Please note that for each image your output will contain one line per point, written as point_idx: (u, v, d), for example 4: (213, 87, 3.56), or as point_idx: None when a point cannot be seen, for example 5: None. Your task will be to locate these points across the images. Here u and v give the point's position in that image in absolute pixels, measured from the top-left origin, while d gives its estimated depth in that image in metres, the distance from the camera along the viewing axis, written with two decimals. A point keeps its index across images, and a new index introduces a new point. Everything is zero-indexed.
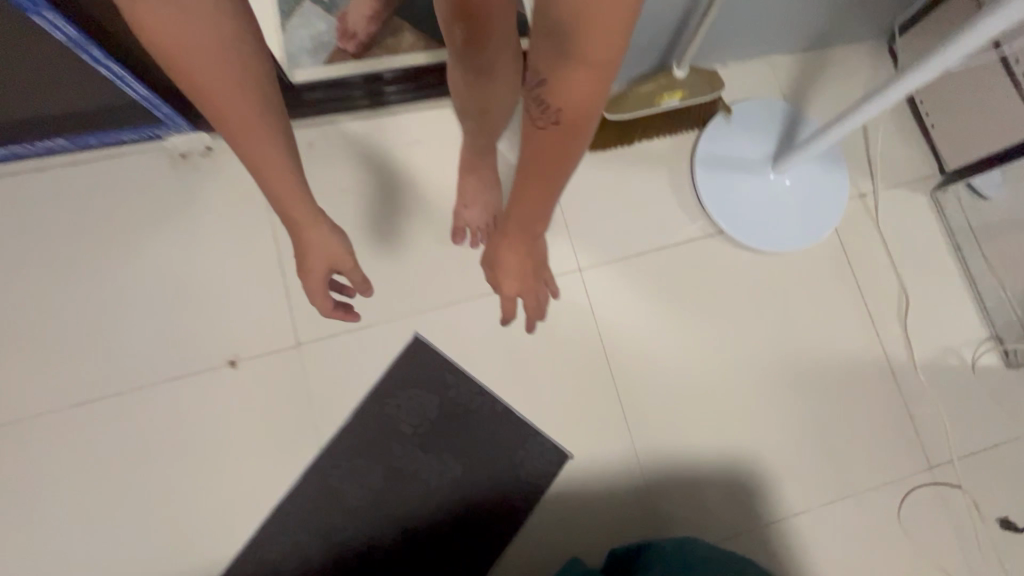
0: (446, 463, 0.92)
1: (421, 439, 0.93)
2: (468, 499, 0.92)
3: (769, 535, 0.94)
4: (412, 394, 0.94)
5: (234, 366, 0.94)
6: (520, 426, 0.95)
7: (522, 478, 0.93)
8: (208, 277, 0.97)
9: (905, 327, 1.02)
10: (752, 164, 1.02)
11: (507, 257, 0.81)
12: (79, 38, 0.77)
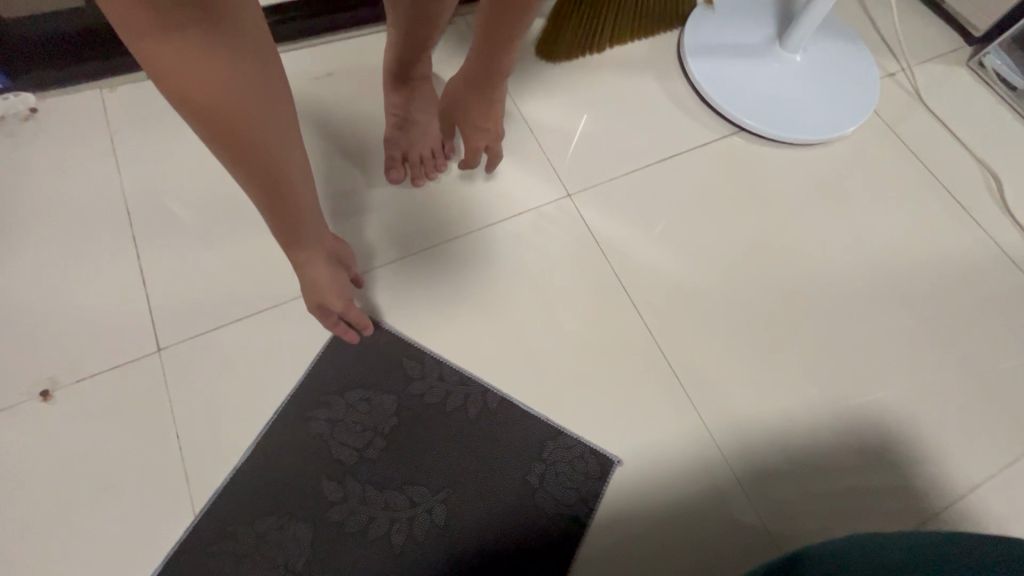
0: (420, 499, 0.58)
1: (374, 468, 0.58)
2: (461, 555, 0.56)
3: (929, 517, 0.62)
4: (352, 399, 0.61)
5: (50, 402, 0.58)
6: (529, 426, 0.62)
7: (546, 503, 0.59)
8: (21, 273, 0.64)
9: (1008, 209, 0.77)
10: (755, 50, 0.82)
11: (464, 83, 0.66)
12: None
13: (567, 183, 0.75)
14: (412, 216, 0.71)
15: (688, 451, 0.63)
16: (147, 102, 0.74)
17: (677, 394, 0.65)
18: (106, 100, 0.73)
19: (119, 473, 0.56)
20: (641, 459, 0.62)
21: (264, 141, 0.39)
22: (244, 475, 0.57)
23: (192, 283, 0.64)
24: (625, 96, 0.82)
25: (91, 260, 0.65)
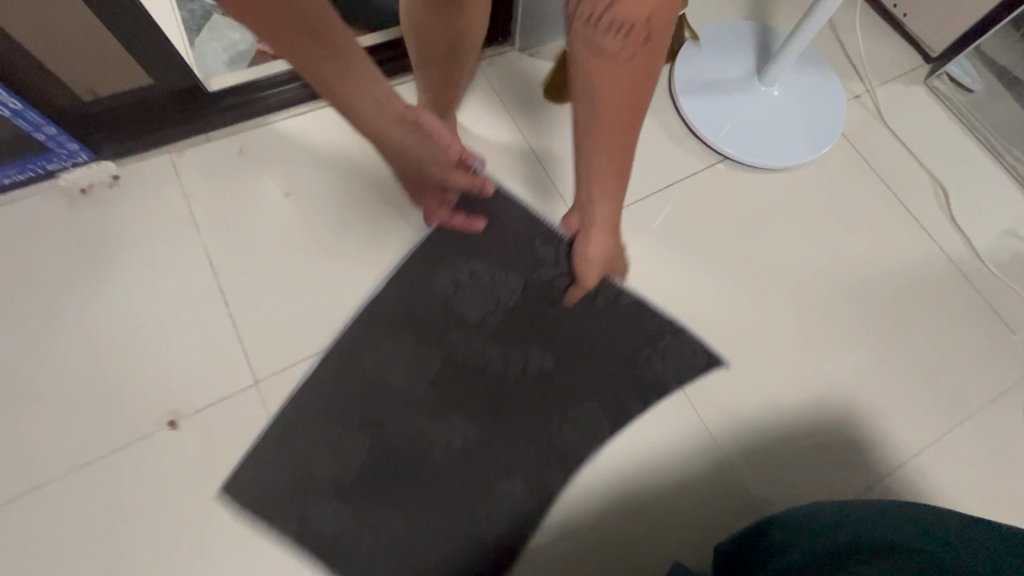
0: (537, 356, 0.75)
1: (495, 330, 0.75)
2: (559, 403, 0.74)
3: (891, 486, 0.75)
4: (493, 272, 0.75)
5: (176, 429, 0.71)
6: (640, 328, 0.76)
7: (644, 373, 0.76)
8: (131, 323, 0.76)
9: (952, 218, 0.91)
10: (737, 83, 0.93)
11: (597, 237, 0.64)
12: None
13: None
14: None
15: (690, 441, 0.77)
16: (212, 162, 0.85)
17: (679, 393, 0.78)
18: (176, 163, 0.84)
19: (237, 484, 0.70)
20: (648, 449, 0.76)
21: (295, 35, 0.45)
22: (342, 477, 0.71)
23: (275, 324, 0.77)
24: None
25: (187, 308, 0.78)
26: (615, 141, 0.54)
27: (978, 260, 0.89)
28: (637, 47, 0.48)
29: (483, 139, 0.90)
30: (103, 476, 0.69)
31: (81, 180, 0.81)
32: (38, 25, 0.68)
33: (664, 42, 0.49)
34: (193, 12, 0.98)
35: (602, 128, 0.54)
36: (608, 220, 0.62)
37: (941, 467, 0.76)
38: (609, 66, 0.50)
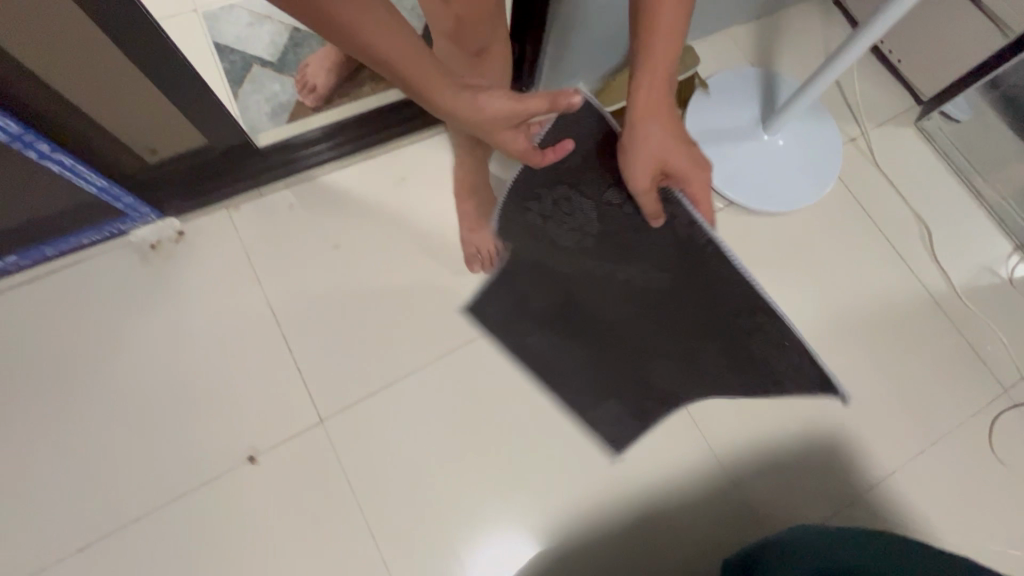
0: (640, 279, 0.59)
1: (595, 253, 0.61)
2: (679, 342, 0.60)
3: (873, 502, 0.86)
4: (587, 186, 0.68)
5: (256, 463, 0.82)
6: (719, 300, 0.54)
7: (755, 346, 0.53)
8: (206, 368, 0.86)
9: (934, 256, 1.01)
10: (743, 131, 1.01)
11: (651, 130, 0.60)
12: (21, 132, 0.69)
13: None
14: None
15: (700, 463, 0.88)
16: (267, 216, 0.93)
17: (689, 421, 0.89)
18: (234, 218, 0.93)
19: (310, 511, 0.81)
20: (663, 473, 0.87)
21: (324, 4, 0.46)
22: (402, 500, 0.83)
23: (334, 366, 0.87)
24: None
25: (255, 353, 0.87)
26: (670, 44, 0.61)
27: (955, 295, 0.99)
28: None
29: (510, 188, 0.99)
30: (195, 506, 0.80)
31: (150, 237, 0.89)
32: (140, 120, 0.79)
33: None
34: (234, 64, 1.04)
35: (646, 33, 0.61)
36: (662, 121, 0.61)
37: (917, 484, 0.87)
38: None
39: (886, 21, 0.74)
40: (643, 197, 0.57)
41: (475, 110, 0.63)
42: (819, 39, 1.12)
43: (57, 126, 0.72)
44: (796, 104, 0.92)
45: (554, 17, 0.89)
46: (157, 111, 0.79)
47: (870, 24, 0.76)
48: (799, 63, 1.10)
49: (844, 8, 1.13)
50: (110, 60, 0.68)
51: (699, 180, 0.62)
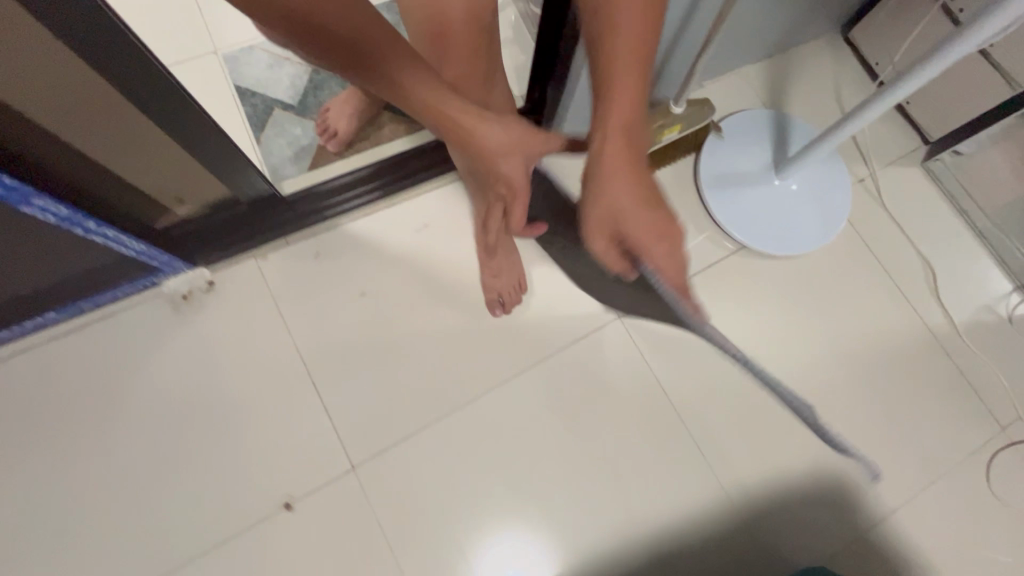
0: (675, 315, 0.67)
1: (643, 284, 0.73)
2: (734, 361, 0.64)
3: (875, 539, 0.91)
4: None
5: (292, 510, 0.86)
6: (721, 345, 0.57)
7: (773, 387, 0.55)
8: (240, 417, 0.90)
9: (939, 296, 1.04)
10: (754, 176, 1.04)
11: (619, 194, 0.67)
12: (72, 215, 0.74)
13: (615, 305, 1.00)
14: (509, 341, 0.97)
15: (713, 504, 0.92)
16: (293, 265, 0.96)
17: (702, 462, 0.94)
18: (262, 267, 0.95)
19: (343, 556, 0.85)
20: (677, 514, 0.92)
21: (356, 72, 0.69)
22: (429, 543, 0.87)
23: (362, 413, 0.91)
24: None
25: (287, 401, 0.91)
26: (626, 110, 0.67)
27: (958, 335, 1.02)
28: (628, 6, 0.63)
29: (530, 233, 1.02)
30: (234, 553, 0.84)
31: (181, 287, 0.92)
32: (177, 184, 0.83)
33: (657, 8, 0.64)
34: (255, 107, 1.06)
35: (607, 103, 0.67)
36: (627, 186, 0.67)
37: (917, 522, 0.92)
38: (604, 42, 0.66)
39: (913, 83, 0.74)
40: (618, 261, 0.71)
41: (486, 140, 0.74)
42: (829, 79, 1.14)
43: (102, 204, 0.77)
44: (817, 148, 0.92)
45: (574, 71, 0.91)
46: (194, 178, 0.83)
47: (898, 85, 0.76)
48: (809, 103, 1.13)
49: (854, 46, 1.15)
50: (153, 137, 0.72)
51: (659, 250, 0.65)
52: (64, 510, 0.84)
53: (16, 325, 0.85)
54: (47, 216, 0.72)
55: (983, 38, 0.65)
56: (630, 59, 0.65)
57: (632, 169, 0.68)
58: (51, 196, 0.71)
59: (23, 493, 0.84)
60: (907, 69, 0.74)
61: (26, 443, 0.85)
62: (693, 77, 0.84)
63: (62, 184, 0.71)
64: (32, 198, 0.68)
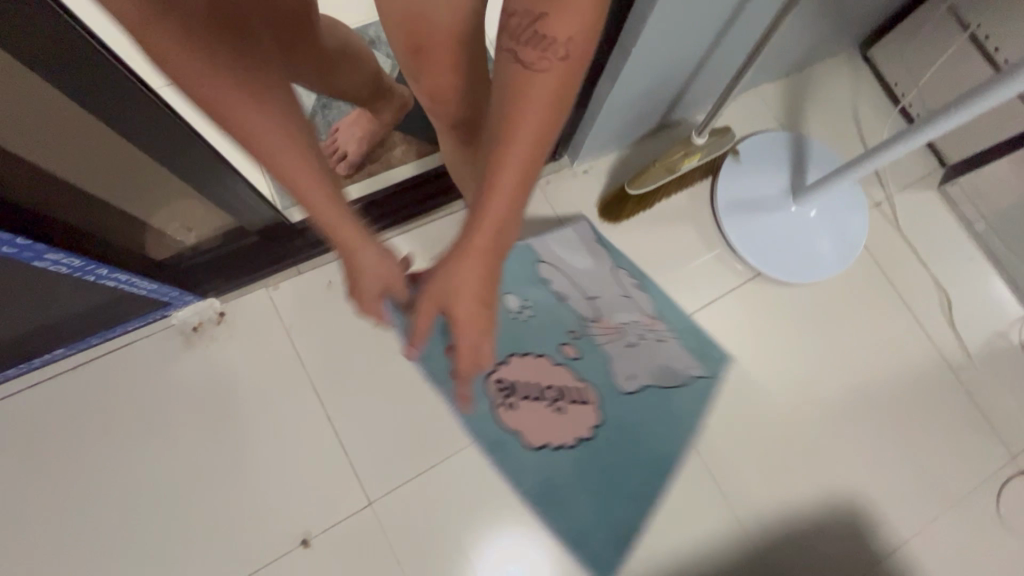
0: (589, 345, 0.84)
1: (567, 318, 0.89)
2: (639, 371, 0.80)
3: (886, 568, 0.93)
4: (516, 307, 0.80)
5: (309, 546, 0.86)
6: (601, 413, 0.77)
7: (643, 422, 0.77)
8: (253, 452, 0.89)
9: (952, 324, 1.04)
10: (772, 201, 1.02)
11: (462, 279, 0.53)
12: (85, 265, 0.71)
13: None
14: None
15: (728, 536, 0.93)
16: (305, 294, 0.94)
17: (717, 493, 0.94)
18: (273, 297, 0.94)
19: None
20: (693, 546, 0.92)
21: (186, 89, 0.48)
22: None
23: (377, 447, 0.90)
24: (670, 248, 1.03)
25: (300, 435, 0.90)
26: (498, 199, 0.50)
27: (970, 363, 1.03)
28: (557, 60, 0.45)
29: None
30: None
31: (191, 319, 0.90)
32: (172, 202, 0.80)
33: (571, 90, 0.47)
34: None
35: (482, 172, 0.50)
36: (477, 270, 0.53)
37: (927, 551, 0.94)
38: (507, 94, 0.47)
39: (943, 127, 0.73)
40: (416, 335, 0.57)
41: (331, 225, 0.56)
42: (848, 98, 1.12)
43: (115, 250, 0.74)
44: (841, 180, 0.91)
45: (595, 97, 0.89)
46: (188, 195, 0.79)
47: (926, 127, 0.75)
48: (827, 123, 1.11)
49: (872, 65, 1.12)
50: (140, 158, 0.68)
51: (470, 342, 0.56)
52: (77, 549, 0.83)
53: (25, 362, 0.84)
54: (60, 267, 0.69)
55: (1018, 92, 0.64)
56: (527, 130, 0.46)
57: (487, 257, 0.53)
58: (66, 248, 0.67)
59: (34, 534, 0.83)
60: (936, 114, 0.73)
61: (37, 481, 0.84)
62: (724, 100, 0.83)
63: (77, 236, 0.68)
64: (45, 253, 0.65)
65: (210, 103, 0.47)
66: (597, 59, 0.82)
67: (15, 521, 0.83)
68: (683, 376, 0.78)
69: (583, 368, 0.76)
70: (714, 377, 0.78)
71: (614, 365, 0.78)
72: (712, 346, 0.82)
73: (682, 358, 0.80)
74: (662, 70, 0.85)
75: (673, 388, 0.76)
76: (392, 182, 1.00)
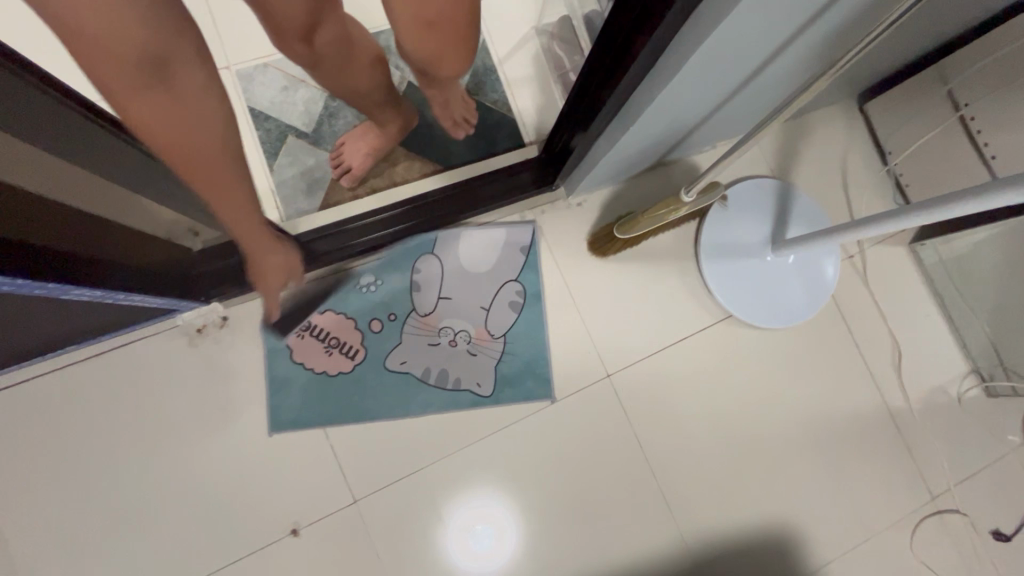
0: (395, 318, 1.02)
1: (383, 290, 1.02)
2: (415, 366, 1.01)
3: None
4: (365, 283, 1.02)
5: (298, 535, 0.95)
6: (344, 366, 1.00)
7: (377, 408, 0.99)
8: (249, 450, 0.96)
9: (900, 375, 1.13)
10: (752, 249, 1.08)
11: None
12: (106, 293, 0.76)
13: (608, 364, 1.07)
14: (454, 365, 1.01)
15: (676, 551, 1.04)
16: (305, 305, 0.99)
17: (667, 513, 1.05)
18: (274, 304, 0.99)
19: None
20: (640, 555, 1.03)
21: (116, 93, 0.51)
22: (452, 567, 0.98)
23: (364, 452, 0.98)
24: (652, 284, 1.10)
25: (294, 436, 0.97)
26: None
27: (911, 413, 1.12)
28: None
29: (476, 275, 1.04)
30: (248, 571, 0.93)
31: (196, 321, 0.96)
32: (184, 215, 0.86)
33: None
34: (269, 133, 1.05)
35: None
36: None
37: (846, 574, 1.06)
38: None
39: (945, 214, 0.73)
40: None
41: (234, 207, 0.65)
42: (839, 148, 1.16)
43: (130, 276, 0.79)
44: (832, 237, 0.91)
45: (603, 138, 0.92)
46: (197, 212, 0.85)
47: (928, 210, 0.74)
48: (815, 171, 1.16)
49: (867, 118, 1.16)
50: (135, 158, 0.72)
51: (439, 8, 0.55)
52: (89, 524, 0.91)
53: (40, 357, 0.89)
54: (85, 298, 0.74)
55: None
56: None
57: None
58: (90, 285, 0.72)
59: (49, 507, 0.91)
60: (937, 201, 0.73)
61: (52, 463, 0.92)
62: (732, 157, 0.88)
63: (98, 271, 0.73)
64: (74, 289, 0.70)
65: (173, 145, 0.56)
66: (608, 106, 0.86)
67: (34, 492, 0.91)
68: (456, 385, 1.01)
69: (380, 341, 1.01)
70: (488, 399, 1.01)
71: (409, 349, 1.01)
72: (539, 366, 1.03)
73: (482, 375, 1.02)
74: (661, 118, 0.89)
75: (441, 388, 1.00)
76: (396, 200, 1.04)
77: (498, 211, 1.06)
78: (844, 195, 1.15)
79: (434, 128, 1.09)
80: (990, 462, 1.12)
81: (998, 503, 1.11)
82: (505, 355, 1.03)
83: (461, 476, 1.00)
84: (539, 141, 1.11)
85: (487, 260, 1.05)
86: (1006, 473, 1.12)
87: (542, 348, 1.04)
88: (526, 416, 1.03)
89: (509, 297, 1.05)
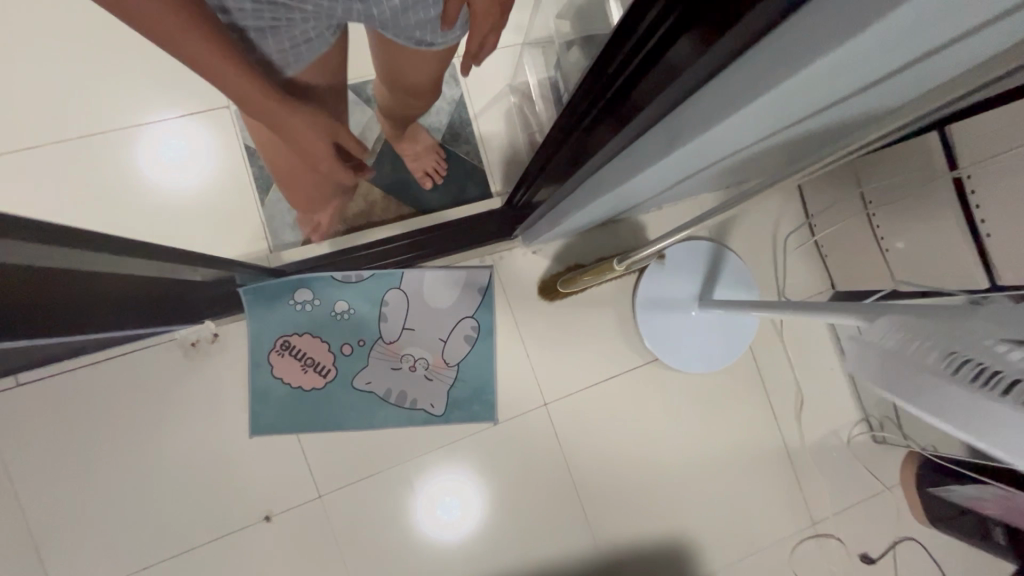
0: (363, 343, 1.17)
1: (356, 319, 1.17)
2: (377, 387, 1.17)
3: None
4: (339, 310, 1.16)
5: (270, 520, 1.13)
6: (317, 382, 1.16)
7: (344, 420, 1.16)
8: (232, 447, 1.13)
9: (800, 420, 1.31)
10: (680, 304, 1.24)
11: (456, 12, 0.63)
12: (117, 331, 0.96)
13: (546, 394, 1.23)
14: (412, 387, 1.18)
15: (589, 554, 1.24)
16: (286, 328, 1.15)
17: (585, 521, 1.24)
18: (259, 326, 1.14)
19: (305, 559, 1.14)
20: (559, 554, 1.22)
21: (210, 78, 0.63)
22: (417, 555, 1.17)
23: (330, 456, 1.15)
24: (592, 327, 1.26)
25: (270, 439, 1.14)
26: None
27: (804, 452, 1.31)
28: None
29: (436, 309, 1.20)
30: (226, 546, 1.12)
31: (190, 336, 1.11)
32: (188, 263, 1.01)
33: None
34: (262, 169, 1.17)
35: None
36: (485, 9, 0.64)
37: None
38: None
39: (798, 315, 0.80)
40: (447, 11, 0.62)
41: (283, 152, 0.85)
42: (772, 216, 1.30)
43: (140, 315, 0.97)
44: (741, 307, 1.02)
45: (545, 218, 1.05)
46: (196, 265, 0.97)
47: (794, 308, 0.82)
48: (748, 235, 1.30)
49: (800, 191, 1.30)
50: None
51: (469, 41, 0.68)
52: (93, 500, 1.09)
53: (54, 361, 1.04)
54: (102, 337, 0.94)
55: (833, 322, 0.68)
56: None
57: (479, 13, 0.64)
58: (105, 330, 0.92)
59: (59, 484, 1.08)
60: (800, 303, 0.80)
61: (63, 448, 1.09)
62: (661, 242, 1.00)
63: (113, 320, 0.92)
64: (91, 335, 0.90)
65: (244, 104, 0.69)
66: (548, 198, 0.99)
67: (47, 471, 1.08)
68: (412, 405, 1.18)
69: (349, 363, 1.17)
70: (440, 418, 1.18)
71: (375, 371, 1.17)
72: (485, 392, 1.20)
73: (436, 397, 1.18)
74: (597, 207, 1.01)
75: (399, 407, 1.17)
76: (371, 239, 1.19)
77: (460, 255, 1.20)
78: (771, 259, 1.30)
79: (410, 175, 1.21)
80: (867, 497, 1.31)
81: (869, 532, 1.30)
82: (457, 382, 1.20)
83: (412, 481, 1.18)
84: (503, 193, 1.24)
85: (445, 297, 1.20)
86: (879, 507, 1.31)
87: (489, 377, 1.20)
88: (471, 433, 1.20)
89: (465, 331, 1.20)
